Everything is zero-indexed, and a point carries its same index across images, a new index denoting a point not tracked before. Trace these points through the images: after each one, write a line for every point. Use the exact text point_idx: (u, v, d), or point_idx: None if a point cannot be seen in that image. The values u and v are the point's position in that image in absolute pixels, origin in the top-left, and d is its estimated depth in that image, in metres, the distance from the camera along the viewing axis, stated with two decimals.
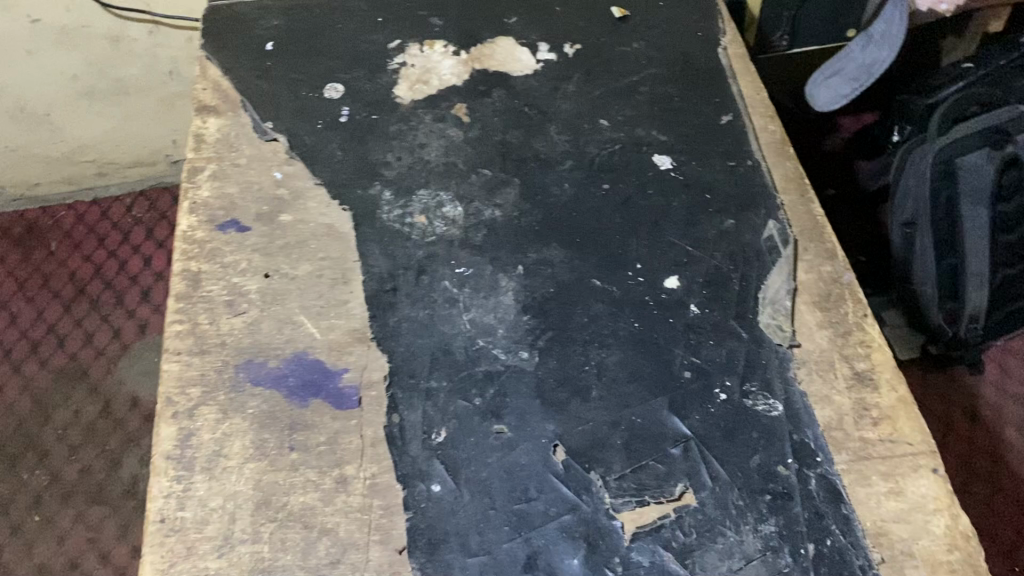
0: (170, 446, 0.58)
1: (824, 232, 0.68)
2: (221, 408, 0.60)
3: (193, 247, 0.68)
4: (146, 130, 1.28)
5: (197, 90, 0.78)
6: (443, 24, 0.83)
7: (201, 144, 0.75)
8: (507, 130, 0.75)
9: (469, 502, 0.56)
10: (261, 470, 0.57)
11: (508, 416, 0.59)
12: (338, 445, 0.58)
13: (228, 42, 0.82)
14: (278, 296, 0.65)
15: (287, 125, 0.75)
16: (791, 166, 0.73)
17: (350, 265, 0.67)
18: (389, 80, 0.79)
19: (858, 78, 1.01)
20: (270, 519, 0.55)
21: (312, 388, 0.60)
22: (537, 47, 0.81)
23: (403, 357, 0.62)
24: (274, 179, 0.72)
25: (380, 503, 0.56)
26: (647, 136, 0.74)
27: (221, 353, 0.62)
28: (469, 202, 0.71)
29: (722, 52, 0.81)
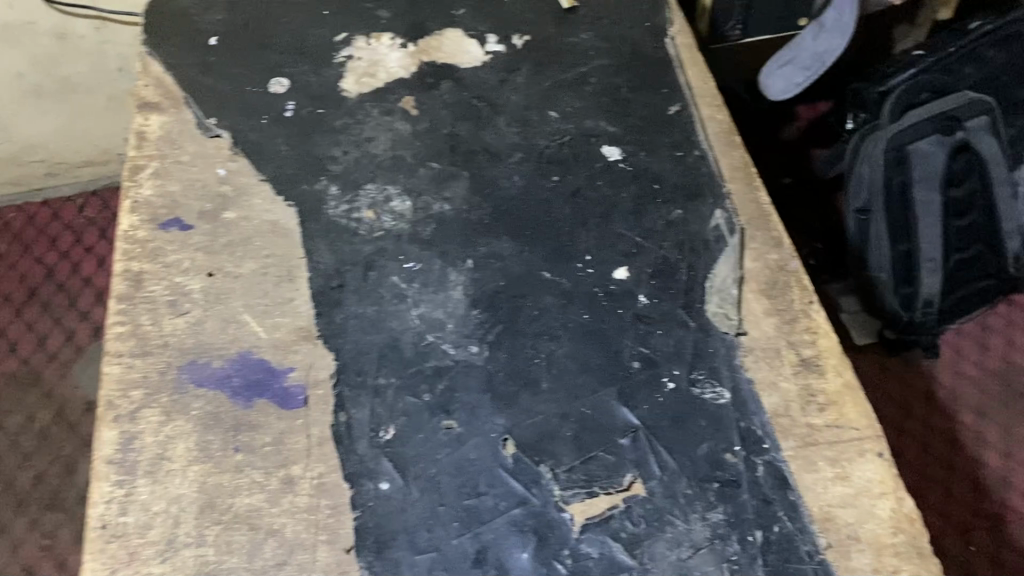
0: (111, 451, 0.57)
1: (771, 219, 0.68)
2: (164, 410, 0.59)
3: (135, 247, 0.67)
4: (96, 128, 1.25)
5: (139, 86, 0.77)
6: (390, 16, 0.82)
7: (143, 142, 0.73)
8: (456, 123, 0.75)
9: (417, 499, 0.55)
10: (206, 472, 0.56)
11: (457, 411, 0.59)
12: (284, 445, 0.57)
13: (170, 37, 0.80)
14: (222, 295, 0.64)
15: (232, 120, 0.74)
16: (738, 155, 0.73)
17: (296, 262, 0.66)
18: (335, 73, 0.78)
19: (812, 67, 1.02)
20: (215, 522, 0.54)
21: (257, 388, 0.60)
22: (486, 38, 0.81)
23: (350, 355, 0.61)
24: (218, 176, 0.71)
25: (327, 502, 0.55)
26: (595, 127, 0.74)
27: (164, 355, 0.61)
28: (417, 196, 0.70)
29: (669, 42, 0.81)
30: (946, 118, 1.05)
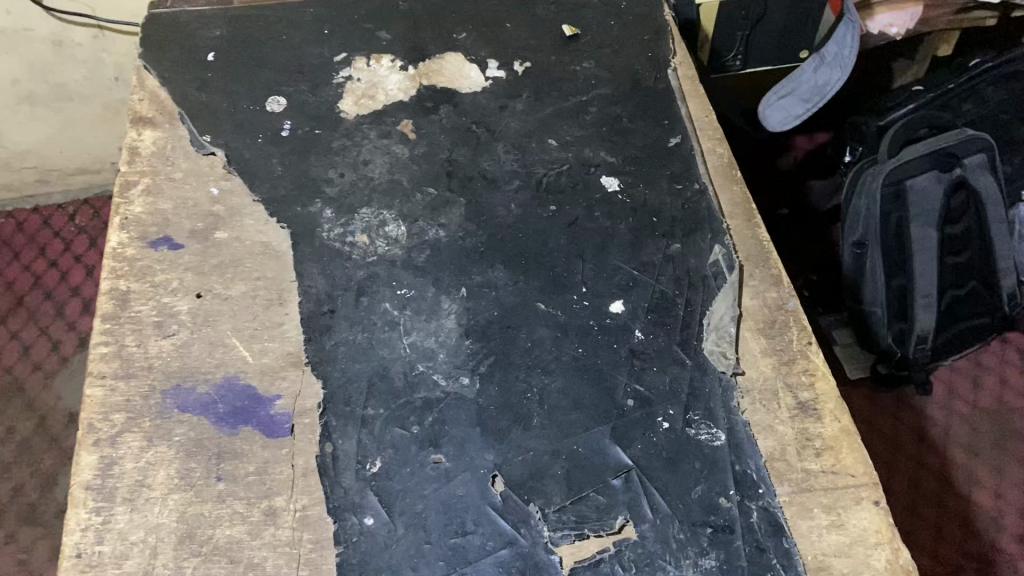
0: (90, 476, 0.56)
1: (769, 258, 0.68)
2: (146, 435, 0.57)
3: (122, 265, 0.66)
4: (88, 137, 1.24)
5: (134, 100, 0.76)
6: (391, 38, 0.82)
7: (136, 157, 0.72)
8: (454, 148, 0.74)
9: (402, 536, 0.54)
10: (186, 501, 0.55)
11: (446, 445, 0.57)
12: (268, 475, 0.56)
13: (168, 51, 0.79)
14: (210, 317, 0.63)
15: (226, 138, 0.73)
16: (739, 190, 0.72)
17: (287, 285, 0.65)
18: (334, 94, 0.77)
19: (811, 99, 1.01)
20: (193, 554, 0.53)
21: (242, 415, 0.58)
22: (487, 64, 0.80)
23: (338, 383, 0.60)
24: (211, 195, 0.69)
25: (310, 536, 0.54)
26: (594, 157, 0.73)
27: (148, 378, 0.60)
28: (412, 221, 0.69)
29: (672, 74, 0.80)
30: (945, 155, 1.02)
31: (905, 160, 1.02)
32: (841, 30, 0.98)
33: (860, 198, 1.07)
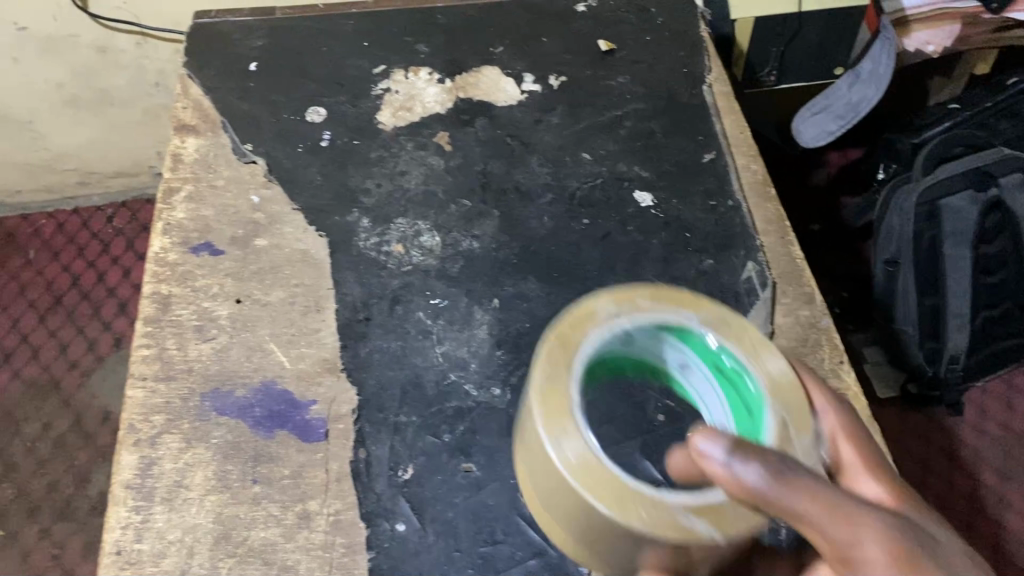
0: (130, 475, 0.57)
1: (803, 275, 0.68)
2: (185, 437, 0.59)
3: (164, 269, 0.67)
4: (129, 141, 1.27)
5: (178, 109, 0.77)
6: (429, 51, 0.83)
7: (179, 164, 0.74)
8: (488, 160, 0.75)
9: (433, 543, 0.55)
10: (222, 503, 0.56)
11: (477, 455, 0.58)
12: (302, 479, 0.57)
13: (211, 61, 0.81)
14: (249, 322, 0.64)
15: (267, 147, 0.74)
16: (773, 208, 0.73)
17: (324, 292, 0.66)
18: (372, 105, 0.78)
19: (845, 116, 1.01)
20: (229, 555, 0.54)
21: (278, 419, 0.59)
22: (523, 78, 0.81)
23: (371, 390, 0.61)
24: (251, 203, 0.71)
25: (342, 541, 0.55)
26: (628, 171, 0.74)
27: (188, 381, 0.61)
28: (446, 232, 0.70)
29: (706, 90, 0.81)
30: (982, 174, 1.02)
31: (940, 179, 1.02)
32: (875, 46, 0.98)
33: (892, 214, 1.06)
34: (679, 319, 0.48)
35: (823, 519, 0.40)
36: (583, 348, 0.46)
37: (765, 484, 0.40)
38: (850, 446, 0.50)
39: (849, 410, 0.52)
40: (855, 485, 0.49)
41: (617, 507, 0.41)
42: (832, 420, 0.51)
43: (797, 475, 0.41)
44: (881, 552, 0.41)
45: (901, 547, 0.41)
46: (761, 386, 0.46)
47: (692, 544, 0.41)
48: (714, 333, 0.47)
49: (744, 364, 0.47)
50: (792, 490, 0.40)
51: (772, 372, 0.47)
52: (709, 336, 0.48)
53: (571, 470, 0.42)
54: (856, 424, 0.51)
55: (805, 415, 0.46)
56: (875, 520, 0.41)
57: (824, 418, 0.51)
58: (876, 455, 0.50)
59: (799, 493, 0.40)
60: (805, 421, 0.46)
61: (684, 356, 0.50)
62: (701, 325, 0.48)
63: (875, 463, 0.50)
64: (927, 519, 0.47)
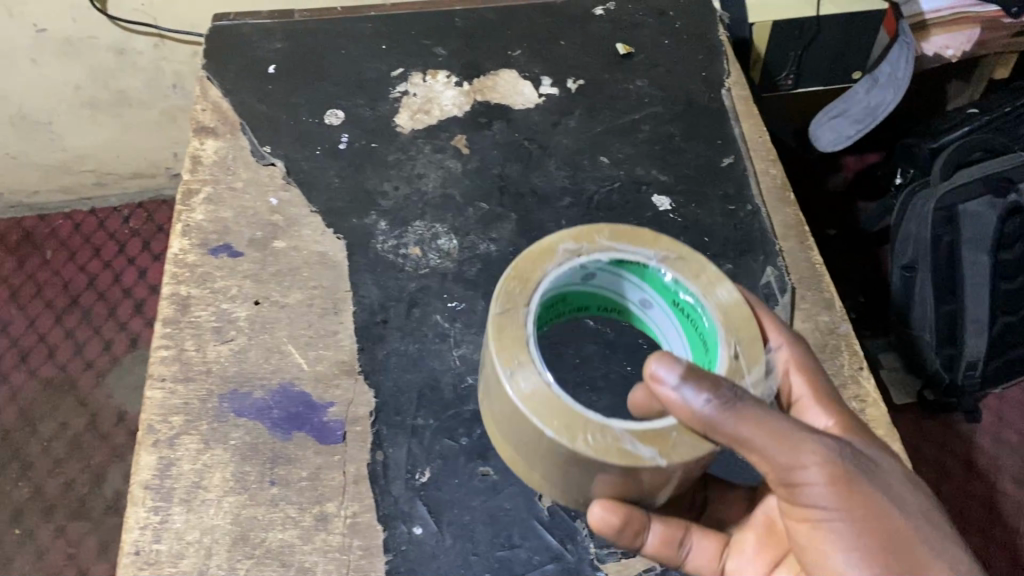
0: (148, 476, 0.57)
1: (823, 281, 0.68)
2: (203, 438, 0.59)
3: (183, 271, 0.67)
4: (146, 142, 1.27)
5: (197, 110, 0.78)
6: (446, 54, 0.83)
7: (198, 166, 0.74)
8: (506, 164, 0.75)
9: (450, 546, 0.55)
10: (240, 504, 0.56)
11: (494, 458, 0.58)
12: (319, 481, 0.57)
13: (230, 63, 0.81)
14: (267, 324, 0.64)
15: (286, 149, 0.75)
16: (792, 212, 0.72)
17: (342, 295, 0.66)
18: (390, 108, 0.78)
19: (863, 120, 1.00)
20: (246, 556, 0.54)
21: (296, 421, 0.60)
22: (540, 81, 0.81)
23: (389, 393, 0.61)
24: (270, 205, 0.71)
25: (359, 543, 0.55)
26: (646, 175, 0.74)
27: (206, 382, 0.61)
28: (464, 235, 0.70)
29: (725, 94, 0.80)
30: (999, 178, 1.00)
31: (958, 183, 1.01)
32: (893, 51, 0.98)
33: (910, 220, 1.06)
34: (638, 256, 0.52)
35: (765, 442, 0.44)
36: (540, 285, 0.50)
37: (719, 412, 0.44)
38: (801, 378, 0.53)
39: (803, 345, 0.54)
40: (806, 411, 0.53)
41: (565, 431, 0.46)
42: (785, 354, 0.54)
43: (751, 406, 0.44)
44: (824, 474, 0.45)
45: (842, 467, 0.46)
46: (715, 320, 0.51)
47: (638, 468, 0.45)
48: (669, 269, 0.52)
49: (697, 298, 0.52)
50: (748, 419, 0.44)
51: (725, 307, 0.51)
52: (667, 273, 0.52)
53: (524, 398, 0.46)
54: (807, 355, 0.54)
55: (754, 345, 0.50)
56: (820, 446, 0.45)
57: (777, 351, 0.54)
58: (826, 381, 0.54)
59: (748, 423, 0.44)
60: (753, 350, 0.50)
61: (646, 292, 0.55)
62: (659, 261, 0.52)
63: (826, 388, 0.53)
64: (870, 440, 0.50)
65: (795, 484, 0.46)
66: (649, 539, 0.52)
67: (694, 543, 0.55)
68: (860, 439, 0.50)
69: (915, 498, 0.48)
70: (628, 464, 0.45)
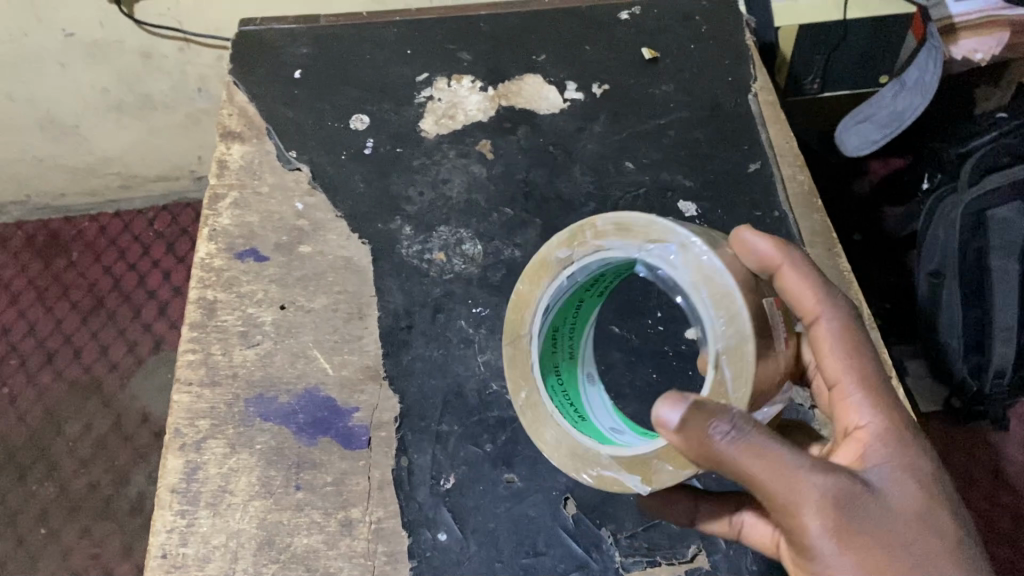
0: (175, 480, 0.58)
1: (850, 288, 0.68)
2: (229, 442, 0.59)
3: (210, 275, 0.68)
4: (171, 145, 1.28)
5: (223, 115, 0.78)
6: (471, 58, 0.83)
7: (224, 171, 0.75)
8: (531, 169, 0.75)
9: (475, 553, 0.55)
10: (266, 508, 0.56)
11: (519, 465, 0.58)
12: (344, 486, 0.57)
13: (256, 68, 0.82)
14: (293, 328, 0.65)
15: (312, 154, 0.75)
16: (819, 219, 0.72)
17: (367, 300, 0.66)
18: (415, 113, 0.78)
19: (889, 125, 1.00)
20: (272, 560, 0.55)
21: (322, 426, 0.60)
22: (565, 86, 0.81)
23: (414, 398, 0.61)
24: (296, 210, 0.72)
25: (384, 549, 0.55)
26: (671, 181, 0.74)
27: (232, 386, 0.62)
28: (489, 241, 0.70)
29: (752, 98, 0.80)
30: None
31: (987, 188, 0.98)
32: (921, 56, 0.97)
33: (937, 225, 1.03)
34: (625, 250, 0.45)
35: (763, 473, 0.40)
36: (544, 301, 0.49)
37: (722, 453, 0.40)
38: (839, 360, 0.48)
39: (846, 322, 0.48)
40: (845, 406, 0.47)
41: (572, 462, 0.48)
42: (825, 330, 0.48)
43: (749, 448, 0.40)
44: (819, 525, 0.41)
45: (841, 513, 0.41)
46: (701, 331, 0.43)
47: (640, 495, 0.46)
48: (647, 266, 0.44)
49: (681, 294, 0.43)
50: (744, 462, 0.40)
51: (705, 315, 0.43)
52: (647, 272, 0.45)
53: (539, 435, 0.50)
54: (853, 333, 0.48)
55: (742, 359, 0.42)
56: (818, 483, 0.41)
57: (820, 327, 0.48)
58: (876, 370, 0.48)
59: (745, 449, 0.40)
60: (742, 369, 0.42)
61: None
62: (643, 254, 0.44)
63: (868, 383, 0.47)
64: (897, 464, 0.45)
65: (791, 526, 0.42)
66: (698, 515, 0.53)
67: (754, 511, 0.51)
68: (880, 456, 0.45)
69: (926, 552, 0.42)
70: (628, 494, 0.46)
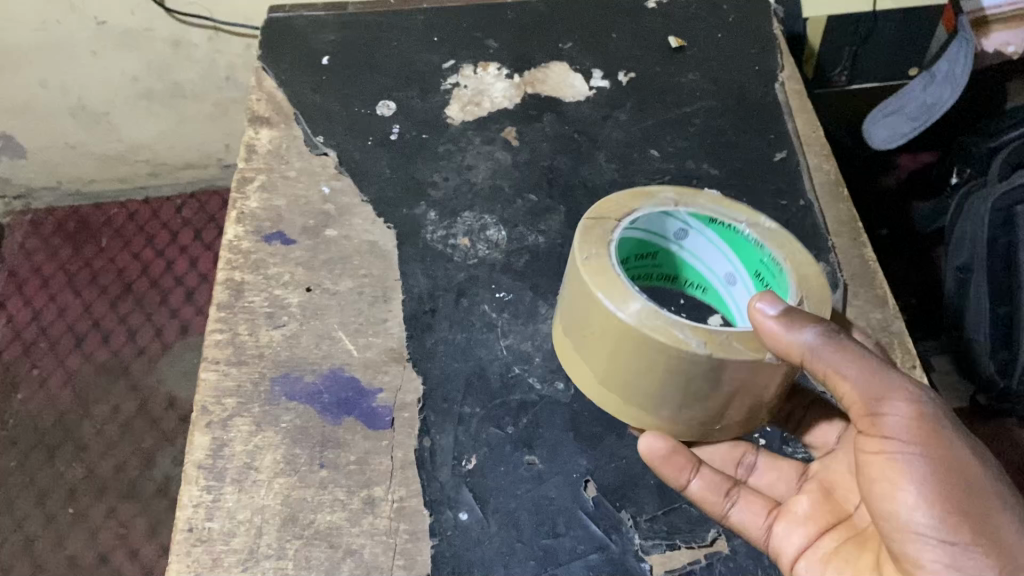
0: (202, 456, 0.59)
1: (875, 278, 0.67)
2: (255, 420, 0.60)
3: (238, 257, 0.69)
4: (200, 134, 1.30)
5: (253, 100, 0.79)
6: (497, 46, 0.83)
7: (253, 155, 0.75)
8: (556, 156, 0.75)
9: (495, 533, 0.55)
10: (290, 485, 0.57)
11: (540, 447, 0.59)
12: (368, 465, 0.58)
13: (284, 54, 0.83)
14: (318, 311, 0.65)
15: (340, 140, 0.76)
16: (845, 208, 0.72)
17: (391, 283, 0.67)
18: (441, 100, 0.79)
19: (919, 117, 0.97)
20: (296, 536, 0.55)
21: (346, 406, 0.60)
22: (591, 74, 0.81)
23: (437, 380, 0.62)
24: (322, 194, 0.72)
25: (406, 527, 0.56)
26: (697, 169, 0.73)
27: (259, 366, 0.62)
28: (513, 227, 0.70)
29: (779, 88, 0.79)
30: None
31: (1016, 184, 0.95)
32: (953, 49, 0.97)
33: (967, 221, 1.02)
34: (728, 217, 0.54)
35: (856, 372, 0.46)
36: (639, 214, 0.54)
37: (812, 350, 0.45)
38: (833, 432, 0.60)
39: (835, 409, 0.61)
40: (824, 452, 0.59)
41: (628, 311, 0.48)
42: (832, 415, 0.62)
43: (843, 348, 0.46)
44: (903, 419, 0.46)
45: (928, 419, 0.46)
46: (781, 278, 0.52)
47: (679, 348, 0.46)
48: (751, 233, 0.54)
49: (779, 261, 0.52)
50: (836, 353, 0.46)
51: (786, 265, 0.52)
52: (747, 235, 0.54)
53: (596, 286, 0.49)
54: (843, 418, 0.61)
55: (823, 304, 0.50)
56: (910, 388, 0.47)
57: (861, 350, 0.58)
58: None
59: (842, 350, 0.46)
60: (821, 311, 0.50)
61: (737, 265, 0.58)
62: (747, 224, 0.54)
63: None
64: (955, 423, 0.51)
65: (877, 421, 0.47)
66: (694, 486, 0.55)
67: (744, 501, 0.56)
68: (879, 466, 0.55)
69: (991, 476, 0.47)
70: (669, 341, 0.46)
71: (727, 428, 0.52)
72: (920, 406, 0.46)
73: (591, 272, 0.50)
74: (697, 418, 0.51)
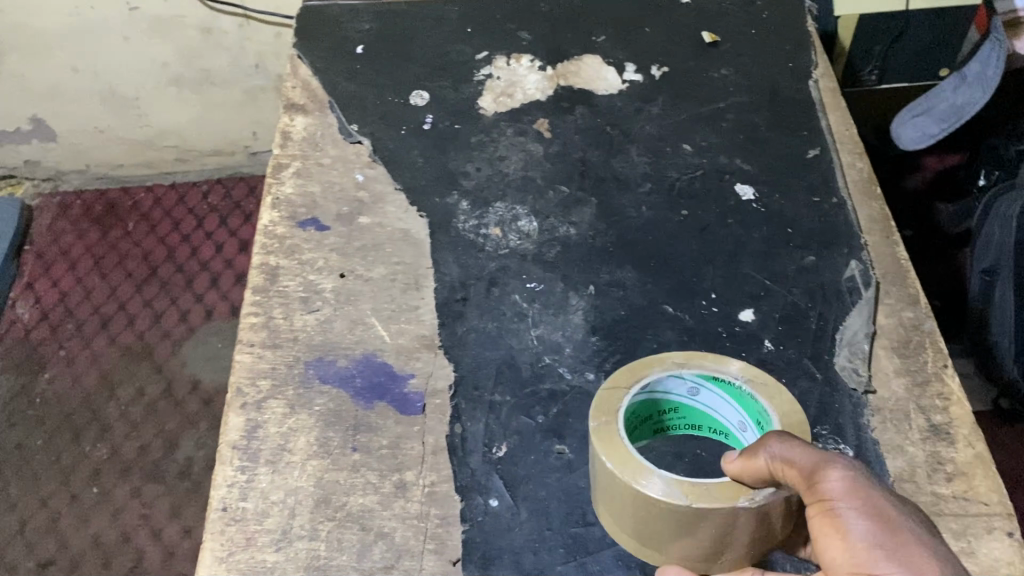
0: (236, 437, 0.59)
1: (908, 276, 0.66)
2: (289, 403, 0.61)
3: (273, 242, 0.69)
4: (227, 121, 1.31)
5: (288, 87, 0.80)
6: (531, 38, 0.84)
7: (288, 141, 0.76)
8: (588, 149, 0.75)
9: (525, 520, 0.56)
10: (323, 468, 0.58)
11: (570, 437, 0.59)
12: (399, 450, 0.59)
13: (318, 42, 0.83)
14: (352, 296, 0.66)
15: (374, 128, 0.76)
16: (878, 207, 0.71)
17: (424, 272, 0.67)
18: (474, 91, 0.79)
19: (948, 119, 0.97)
20: (328, 518, 0.56)
21: (379, 391, 0.61)
22: (624, 67, 0.81)
23: (468, 368, 0.62)
24: (356, 181, 0.73)
25: (436, 512, 0.56)
26: (729, 164, 0.74)
27: (293, 349, 0.63)
28: (544, 218, 0.71)
29: (813, 85, 0.79)
30: None
31: None
32: (985, 50, 0.95)
33: (993, 223, 0.99)
34: (723, 373, 0.51)
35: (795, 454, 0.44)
36: (649, 379, 0.50)
37: (775, 457, 0.44)
38: None
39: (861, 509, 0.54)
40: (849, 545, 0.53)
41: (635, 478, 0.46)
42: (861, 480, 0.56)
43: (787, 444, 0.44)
44: (840, 483, 0.43)
45: (859, 483, 0.44)
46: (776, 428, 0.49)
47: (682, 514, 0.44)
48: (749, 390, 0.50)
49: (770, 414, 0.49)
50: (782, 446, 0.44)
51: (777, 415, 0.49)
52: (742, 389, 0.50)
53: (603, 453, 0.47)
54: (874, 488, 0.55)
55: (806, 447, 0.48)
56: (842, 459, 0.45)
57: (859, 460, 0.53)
58: None
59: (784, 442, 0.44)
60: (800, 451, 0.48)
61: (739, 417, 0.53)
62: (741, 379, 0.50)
63: None
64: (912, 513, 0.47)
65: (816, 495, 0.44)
66: None
67: None
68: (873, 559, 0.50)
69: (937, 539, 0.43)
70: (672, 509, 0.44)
71: (723, 563, 0.50)
72: (847, 470, 0.44)
73: (601, 437, 0.48)
74: (691, 557, 0.50)
